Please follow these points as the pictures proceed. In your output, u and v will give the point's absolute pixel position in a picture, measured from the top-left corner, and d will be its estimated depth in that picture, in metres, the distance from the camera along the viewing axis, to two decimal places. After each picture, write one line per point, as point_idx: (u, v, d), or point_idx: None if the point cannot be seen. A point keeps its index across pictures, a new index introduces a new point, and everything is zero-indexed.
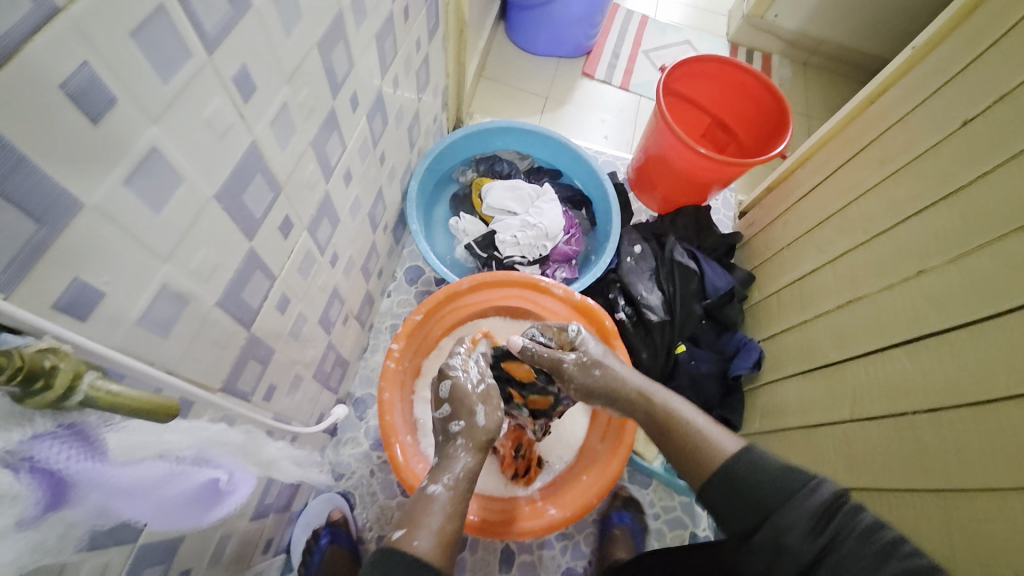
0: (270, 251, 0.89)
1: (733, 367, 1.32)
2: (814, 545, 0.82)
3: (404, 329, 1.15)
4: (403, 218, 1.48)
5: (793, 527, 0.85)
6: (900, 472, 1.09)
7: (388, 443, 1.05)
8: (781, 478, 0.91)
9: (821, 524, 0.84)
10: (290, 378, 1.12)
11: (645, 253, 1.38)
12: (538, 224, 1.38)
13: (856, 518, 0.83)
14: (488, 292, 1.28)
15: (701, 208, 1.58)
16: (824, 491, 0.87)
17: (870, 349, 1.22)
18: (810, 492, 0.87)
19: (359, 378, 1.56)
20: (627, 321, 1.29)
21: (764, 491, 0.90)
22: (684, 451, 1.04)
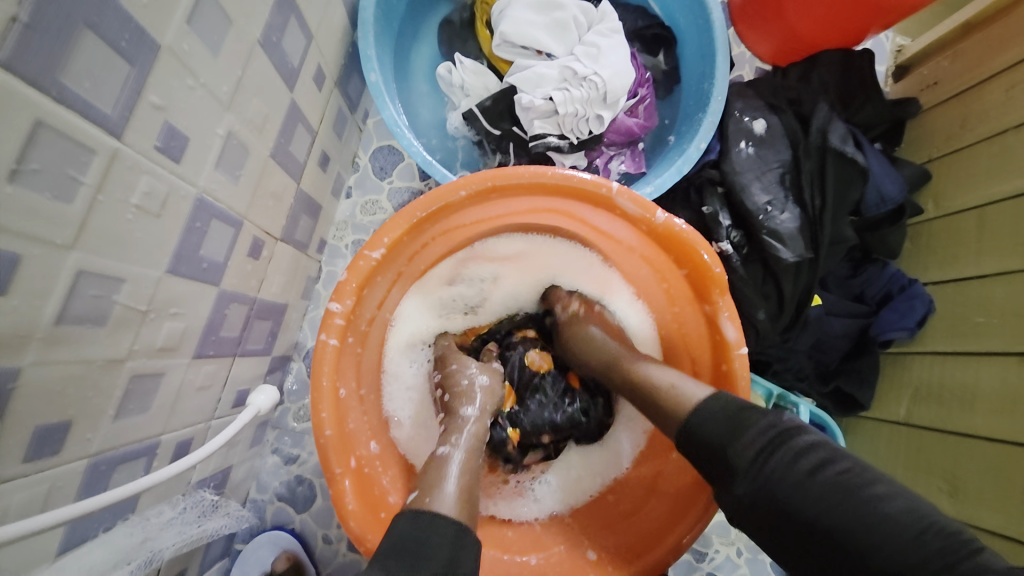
0: (26, 167, 0.34)
1: (880, 326, 0.88)
2: (812, 506, 0.43)
3: (353, 272, 0.63)
4: (358, 62, 0.85)
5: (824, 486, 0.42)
6: (961, 495, 0.77)
7: (325, 472, 0.60)
8: (732, 420, 0.49)
9: (788, 470, 0.45)
10: (196, 388, 0.60)
11: (769, 134, 0.83)
12: (589, 76, 0.79)
13: (840, 470, 0.43)
14: (495, 209, 0.69)
15: (858, 54, 0.93)
16: (803, 437, 0.46)
17: (1003, 341, 0.76)
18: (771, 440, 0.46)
19: (309, 323, 0.90)
20: (734, 256, 0.80)
21: (708, 453, 0.50)
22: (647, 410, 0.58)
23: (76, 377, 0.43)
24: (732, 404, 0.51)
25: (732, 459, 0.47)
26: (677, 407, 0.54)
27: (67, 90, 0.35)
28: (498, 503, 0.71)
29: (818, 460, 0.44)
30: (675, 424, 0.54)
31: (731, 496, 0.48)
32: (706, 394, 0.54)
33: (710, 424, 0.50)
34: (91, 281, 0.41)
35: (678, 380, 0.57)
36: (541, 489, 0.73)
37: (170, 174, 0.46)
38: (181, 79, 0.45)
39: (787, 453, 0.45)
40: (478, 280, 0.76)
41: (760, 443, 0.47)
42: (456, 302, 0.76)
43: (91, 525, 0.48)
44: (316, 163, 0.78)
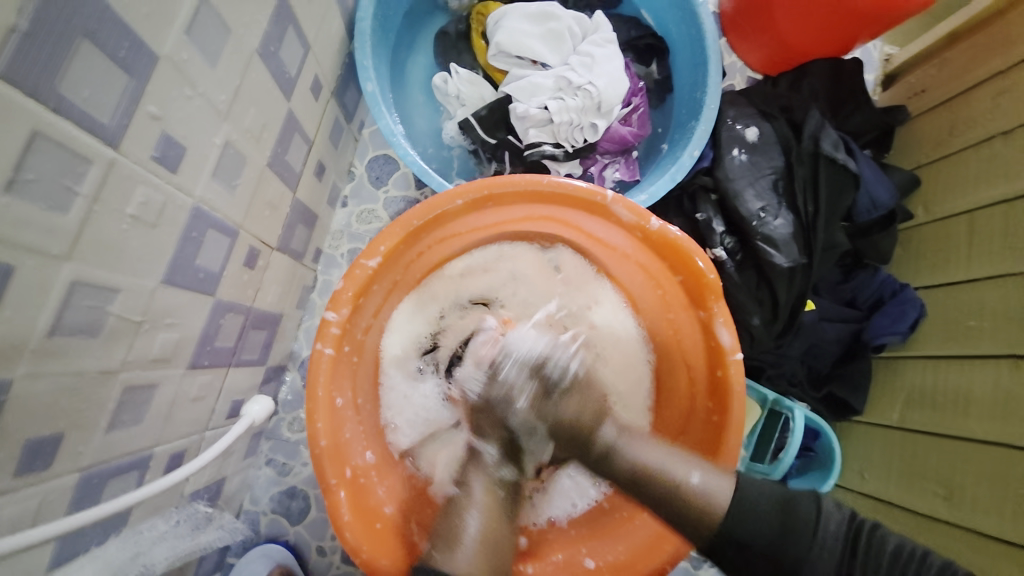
0: (20, 175, 0.34)
1: (873, 331, 0.89)
2: None
3: (349, 281, 0.63)
4: (354, 73, 0.85)
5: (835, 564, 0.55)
6: (955, 499, 0.78)
7: (320, 482, 0.59)
8: (781, 520, 0.57)
9: (845, 563, 0.55)
10: (191, 399, 0.59)
11: (762, 142, 0.85)
12: (584, 85, 0.80)
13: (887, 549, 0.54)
14: (492, 217, 0.69)
15: (848, 62, 0.94)
16: (830, 513, 0.57)
17: (996, 345, 0.78)
18: (818, 527, 0.56)
19: (304, 333, 0.89)
20: (728, 262, 0.81)
21: (754, 552, 0.57)
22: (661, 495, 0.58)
23: (67, 388, 0.42)
24: (768, 495, 0.58)
25: (792, 550, 0.56)
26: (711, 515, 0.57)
27: (63, 100, 0.35)
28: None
29: (858, 536, 0.56)
30: (701, 527, 0.57)
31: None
32: (727, 487, 0.58)
33: (753, 526, 0.57)
34: (84, 291, 0.41)
35: (697, 477, 0.58)
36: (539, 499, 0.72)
37: (167, 183, 0.46)
38: (178, 88, 0.45)
39: (815, 535, 0.56)
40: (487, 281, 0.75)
41: (777, 530, 0.56)
42: (454, 298, 0.75)
43: (82, 541, 0.47)
44: (312, 172, 0.78)
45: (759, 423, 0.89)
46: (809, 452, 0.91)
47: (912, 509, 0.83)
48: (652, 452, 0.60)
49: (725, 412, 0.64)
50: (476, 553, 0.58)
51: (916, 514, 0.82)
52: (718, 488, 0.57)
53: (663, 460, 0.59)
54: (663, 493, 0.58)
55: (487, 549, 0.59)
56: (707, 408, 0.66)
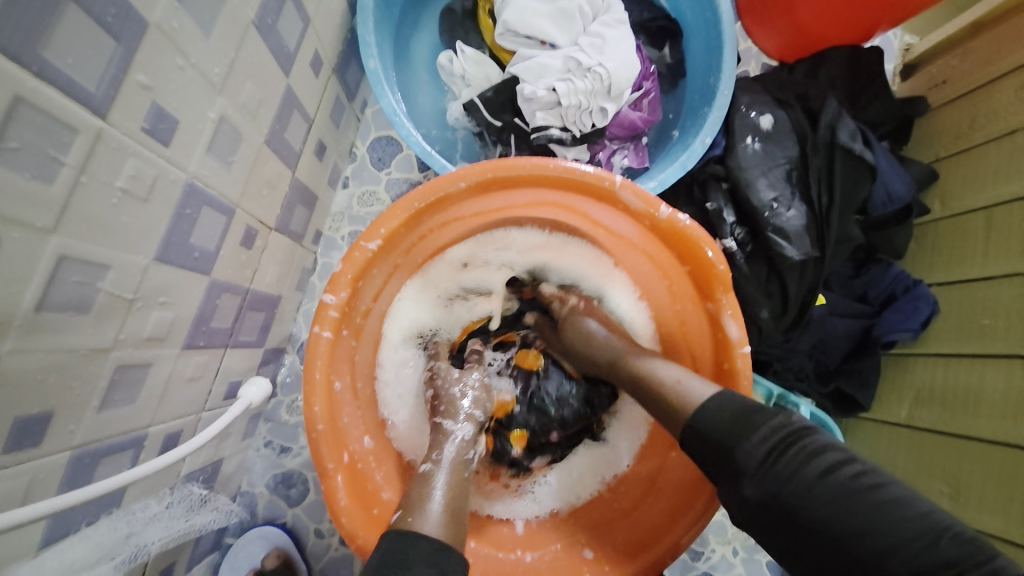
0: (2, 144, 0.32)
1: (883, 327, 0.87)
2: (776, 484, 0.45)
3: (348, 264, 0.61)
4: (356, 50, 0.83)
5: (762, 468, 0.46)
6: (960, 498, 0.77)
7: (317, 467, 0.59)
8: (734, 419, 0.49)
9: (780, 461, 0.46)
10: (186, 379, 0.59)
11: (776, 130, 0.82)
12: (593, 67, 0.78)
13: (835, 462, 0.45)
14: (496, 201, 0.68)
15: (868, 50, 0.91)
16: (778, 421, 0.48)
17: (1007, 344, 0.76)
18: (761, 431, 0.47)
19: (303, 316, 0.88)
20: (737, 254, 0.79)
21: (710, 448, 0.50)
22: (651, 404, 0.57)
23: (57, 366, 0.41)
24: (733, 399, 0.51)
25: (738, 456, 0.47)
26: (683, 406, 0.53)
27: (47, 65, 0.34)
28: (492, 504, 0.70)
29: (798, 444, 0.46)
30: (681, 426, 0.53)
31: (727, 489, 0.49)
32: (711, 391, 0.53)
33: (713, 421, 0.50)
34: (72, 267, 0.40)
35: (685, 381, 0.55)
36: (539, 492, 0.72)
37: (158, 157, 0.45)
38: (170, 58, 0.43)
39: (755, 431, 0.48)
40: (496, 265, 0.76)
41: (728, 425, 0.49)
42: (447, 289, 0.74)
43: (74, 518, 0.47)
44: (312, 152, 0.76)
45: None
46: None
47: None
48: (653, 363, 0.59)
49: None
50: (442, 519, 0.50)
51: None
52: (701, 388, 0.53)
53: (661, 369, 0.58)
54: (660, 397, 0.56)
55: (452, 518, 0.51)
56: None
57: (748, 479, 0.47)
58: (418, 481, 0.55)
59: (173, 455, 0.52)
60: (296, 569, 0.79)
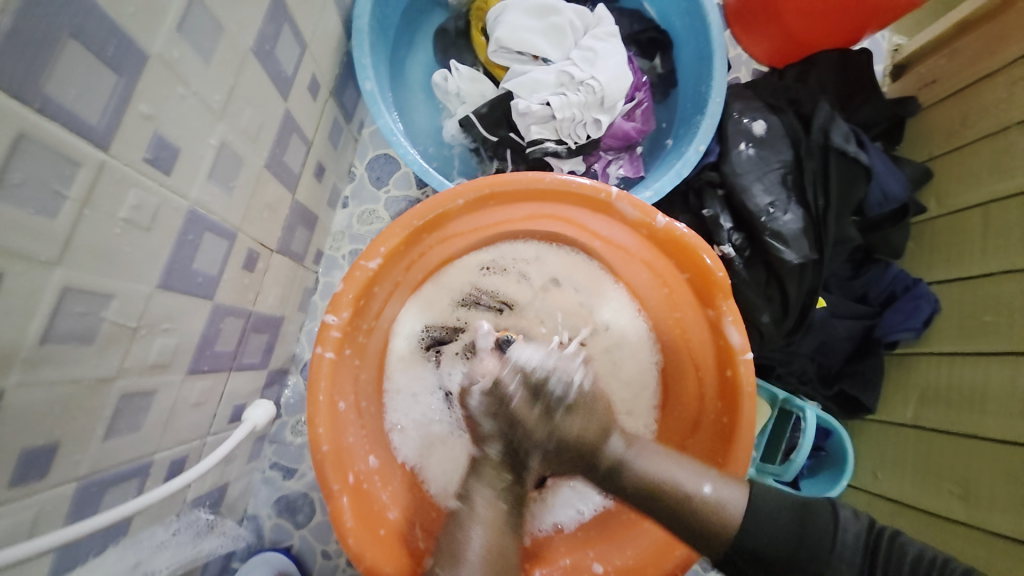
0: (10, 179, 0.33)
1: (885, 328, 0.87)
2: None
3: (349, 283, 0.61)
4: (353, 72, 0.84)
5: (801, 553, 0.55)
6: (971, 499, 0.75)
7: (322, 489, 0.58)
8: (797, 532, 0.55)
9: (874, 550, 0.55)
10: (192, 405, 0.59)
11: (770, 135, 0.83)
12: (585, 80, 0.79)
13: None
14: (493, 217, 0.68)
15: (857, 53, 0.92)
16: (845, 510, 0.57)
17: (1012, 340, 0.75)
18: (840, 530, 0.56)
19: (306, 335, 0.88)
20: (736, 259, 0.79)
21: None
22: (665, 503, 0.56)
23: (63, 396, 0.41)
24: (783, 504, 0.57)
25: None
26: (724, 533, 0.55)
27: (49, 100, 0.34)
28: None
29: (877, 548, 0.55)
30: (705, 545, 0.56)
31: None
32: (742, 495, 0.57)
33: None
34: (76, 297, 0.40)
35: (710, 488, 0.56)
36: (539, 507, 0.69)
37: (160, 186, 0.45)
38: (170, 88, 0.44)
39: (833, 546, 0.55)
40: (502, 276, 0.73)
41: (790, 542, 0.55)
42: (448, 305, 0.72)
43: (82, 549, 0.46)
44: (312, 173, 0.77)
45: (770, 422, 0.87)
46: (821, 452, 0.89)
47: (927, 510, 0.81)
48: (669, 466, 0.58)
49: (736, 415, 0.62)
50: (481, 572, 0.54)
51: (930, 515, 0.79)
52: (731, 499, 0.56)
53: (676, 471, 0.58)
54: (675, 497, 0.56)
55: (494, 563, 0.55)
56: (717, 409, 0.65)
57: None
58: (455, 527, 0.57)
59: (179, 481, 0.52)
60: None
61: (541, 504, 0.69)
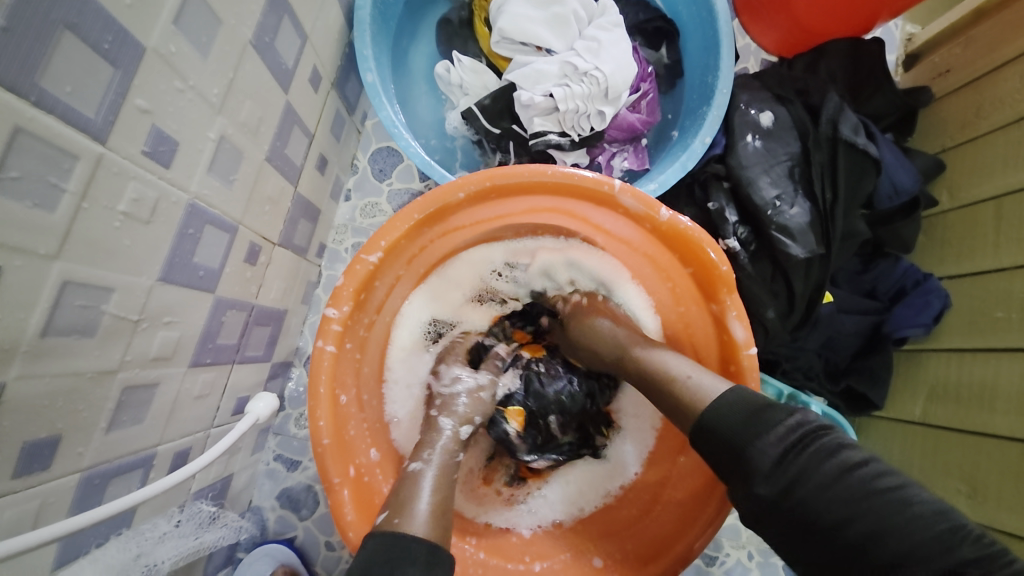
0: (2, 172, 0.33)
1: (893, 323, 0.86)
2: (789, 488, 0.43)
3: (349, 277, 0.61)
4: (355, 63, 0.83)
5: (734, 446, 0.46)
6: (978, 497, 0.75)
7: (323, 482, 0.59)
8: (748, 415, 0.47)
9: (788, 462, 0.44)
10: (193, 398, 0.59)
11: (777, 127, 0.81)
12: (589, 71, 0.78)
13: (850, 464, 0.42)
14: (494, 211, 0.67)
15: (869, 42, 0.90)
16: (794, 416, 0.46)
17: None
18: (772, 428, 0.45)
19: (309, 328, 0.88)
20: (741, 254, 0.78)
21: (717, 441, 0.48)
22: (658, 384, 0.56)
23: (64, 389, 0.42)
24: (746, 398, 0.49)
25: (746, 462, 0.45)
26: (696, 405, 0.51)
27: (45, 94, 0.34)
28: (482, 512, 0.68)
29: (806, 442, 0.44)
30: (689, 421, 0.51)
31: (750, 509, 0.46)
32: (722, 388, 0.52)
33: (722, 420, 0.48)
34: (76, 291, 0.40)
35: (697, 376, 0.53)
36: (534, 503, 0.69)
37: (159, 179, 0.45)
38: (167, 81, 0.44)
39: (771, 429, 0.45)
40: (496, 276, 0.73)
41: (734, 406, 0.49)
42: (460, 299, 0.73)
43: (86, 539, 0.48)
44: (314, 166, 0.76)
45: None
46: None
47: None
48: (665, 359, 0.57)
49: None
50: (430, 520, 0.49)
51: None
52: (713, 386, 0.51)
53: (673, 364, 0.56)
54: (661, 388, 0.55)
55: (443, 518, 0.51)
56: None
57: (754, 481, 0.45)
58: (405, 481, 0.54)
59: (180, 474, 0.52)
60: None
61: (543, 501, 0.69)
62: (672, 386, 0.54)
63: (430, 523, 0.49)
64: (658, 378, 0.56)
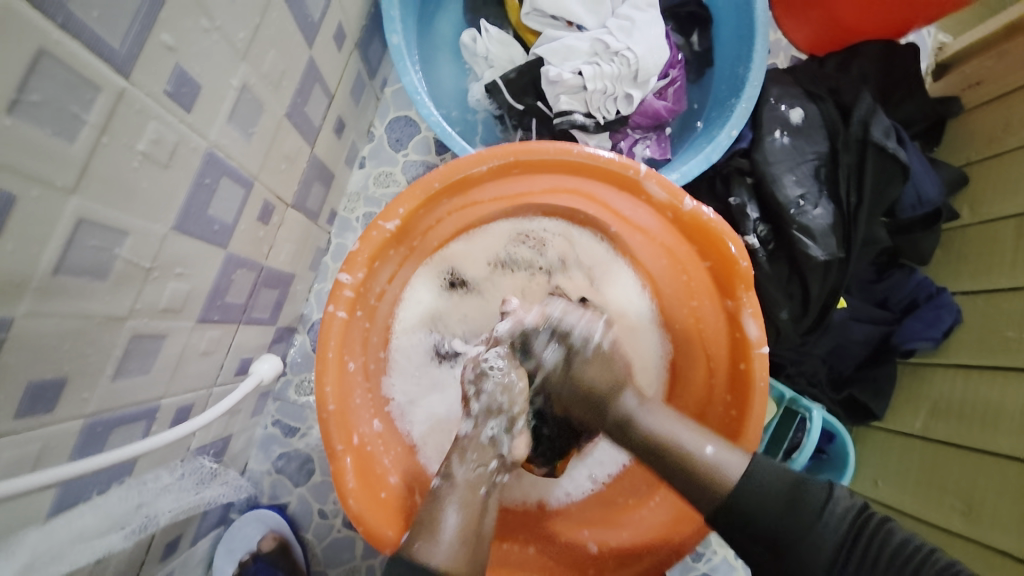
0: (23, 98, 0.31)
1: (903, 334, 0.85)
2: (839, 566, 0.46)
3: (365, 243, 0.60)
4: (379, 25, 0.81)
5: (777, 534, 0.48)
6: (973, 513, 0.75)
7: (326, 448, 0.58)
8: (788, 498, 0.49)
9: (846, 554, 0.46)
10: (198, 355, 0.58)
11: (807, 125, 0.80)
12: (620, 51, 0.76)
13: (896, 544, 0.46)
14: (516, 185, 0.66)
15: (906, 46, 0.88)
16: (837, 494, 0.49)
17: None
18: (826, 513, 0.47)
19: (316, 295, 0.87)
20: (759, 251, 0.77)
21: (773, 523, 0.48)
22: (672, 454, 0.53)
23: (73, 331, 0.41)
24: (777, 475, 0.50)
25: (799, 551, 0.47)
26: (716, 486, 0.50)
27: (73, 18, 0.33)
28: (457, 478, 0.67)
29: (861, 529, 0.47)
30: (710, 502, 0.51)
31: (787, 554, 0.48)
32: (739, 460, 0.51)
33: (756, 499, 0.49)
34: (90, 231, 0.39)
35: (709, 449, 0.52)
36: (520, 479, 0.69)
37: (180, 123, 0.44)
38: (194, 19, 0.42)
39: (816, 521, 0.47)
40: (523, 248, 0.73)
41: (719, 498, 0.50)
42: (482, 263, 0.72)
43: (84, 488, 0.46)
44: (331, 128, 0.74)
45: (773, 420, 0.86)
46: (821, 455, 0.88)
47: (926, 520, 0.81)
48: (666, 421, 0.56)
49: (746, 406, 0.61)
50: (457, 548, 0.48)
51: (931, 526, 0.79)
52: (730, 463, 0.51)
53: (677, 430, 0.55)
54: (680, 461, 0.53)
55: (470, 545, 0.49)
56: (726, 401, 0.64)
57: (803, 547, 0.47)
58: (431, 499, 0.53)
59: (183, 429, 0.51)
60: (296, 552, 0.79)
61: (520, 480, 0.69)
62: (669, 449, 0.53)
63: (452, 553, 0.48)
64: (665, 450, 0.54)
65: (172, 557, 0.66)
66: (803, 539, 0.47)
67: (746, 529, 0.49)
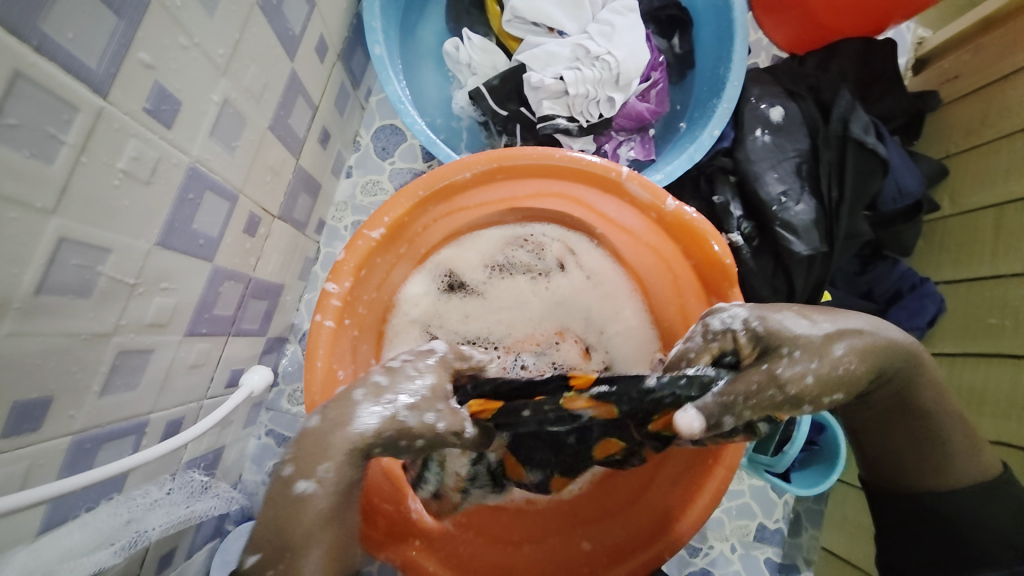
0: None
1: (889, 325, 0.86)
2: (1021, 547, 0.49)
3: (351, 252, 0.61)
4: (362, 36, 0.82)
5: (979, 493, 0.50)
6: None
7: None
8: (988, 480, 0.51)
9: None
10: (186, 369, 0.58)
11: (787, 122, 0.81)
12: (601, 55, 0.77)
13: None
14: (502, 190, 0.66)
15: (882, 43, 0.89)
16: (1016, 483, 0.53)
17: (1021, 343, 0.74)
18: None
19: (306, 305, 0.87)
20: (744, 248, 0.78)
21: (957, 496, 0.50)
22: (907, 420, 0.49)
23: (58, 349, 0.41)
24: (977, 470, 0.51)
25: (970, 531, 0.50)
26: (951, 479, 0.50)
27: (46, 39, 0.33)
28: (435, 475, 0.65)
29: None
30: (966, 480, 0.50)
31: (970, 533, 0.49)
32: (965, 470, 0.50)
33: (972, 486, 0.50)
34: (72, 249, 0.39)
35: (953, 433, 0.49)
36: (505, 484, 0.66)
37: (161, 139, 0.44)
38: (171, 37, 0.42)
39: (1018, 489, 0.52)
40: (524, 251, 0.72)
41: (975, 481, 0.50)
42: (478, 267, 0.71)
43: (71, 505, 0.48)
44: (317, 139, 0.75)
45: (765, 415, 0.87)
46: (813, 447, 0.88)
47: None
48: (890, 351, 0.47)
49: None
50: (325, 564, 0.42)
51: None
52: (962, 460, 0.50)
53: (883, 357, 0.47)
54: (927, 430, 0.49)
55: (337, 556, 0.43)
56: None
57: (988, 519, 0.50)
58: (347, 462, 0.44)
59: (173, 443, 0.52)
60: None
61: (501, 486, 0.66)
62: (938, 421, 0.49)
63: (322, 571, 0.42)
64: (930, 425, 0.49)
65: (167, 571, 0.66)
66: (975, 516, 0.50)
67: (919, 514, 0.51)
